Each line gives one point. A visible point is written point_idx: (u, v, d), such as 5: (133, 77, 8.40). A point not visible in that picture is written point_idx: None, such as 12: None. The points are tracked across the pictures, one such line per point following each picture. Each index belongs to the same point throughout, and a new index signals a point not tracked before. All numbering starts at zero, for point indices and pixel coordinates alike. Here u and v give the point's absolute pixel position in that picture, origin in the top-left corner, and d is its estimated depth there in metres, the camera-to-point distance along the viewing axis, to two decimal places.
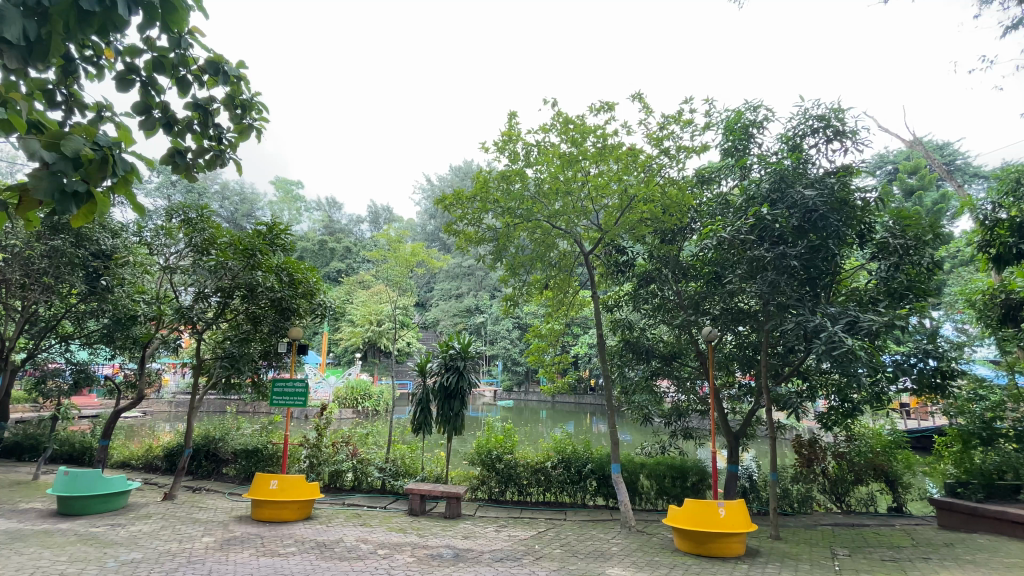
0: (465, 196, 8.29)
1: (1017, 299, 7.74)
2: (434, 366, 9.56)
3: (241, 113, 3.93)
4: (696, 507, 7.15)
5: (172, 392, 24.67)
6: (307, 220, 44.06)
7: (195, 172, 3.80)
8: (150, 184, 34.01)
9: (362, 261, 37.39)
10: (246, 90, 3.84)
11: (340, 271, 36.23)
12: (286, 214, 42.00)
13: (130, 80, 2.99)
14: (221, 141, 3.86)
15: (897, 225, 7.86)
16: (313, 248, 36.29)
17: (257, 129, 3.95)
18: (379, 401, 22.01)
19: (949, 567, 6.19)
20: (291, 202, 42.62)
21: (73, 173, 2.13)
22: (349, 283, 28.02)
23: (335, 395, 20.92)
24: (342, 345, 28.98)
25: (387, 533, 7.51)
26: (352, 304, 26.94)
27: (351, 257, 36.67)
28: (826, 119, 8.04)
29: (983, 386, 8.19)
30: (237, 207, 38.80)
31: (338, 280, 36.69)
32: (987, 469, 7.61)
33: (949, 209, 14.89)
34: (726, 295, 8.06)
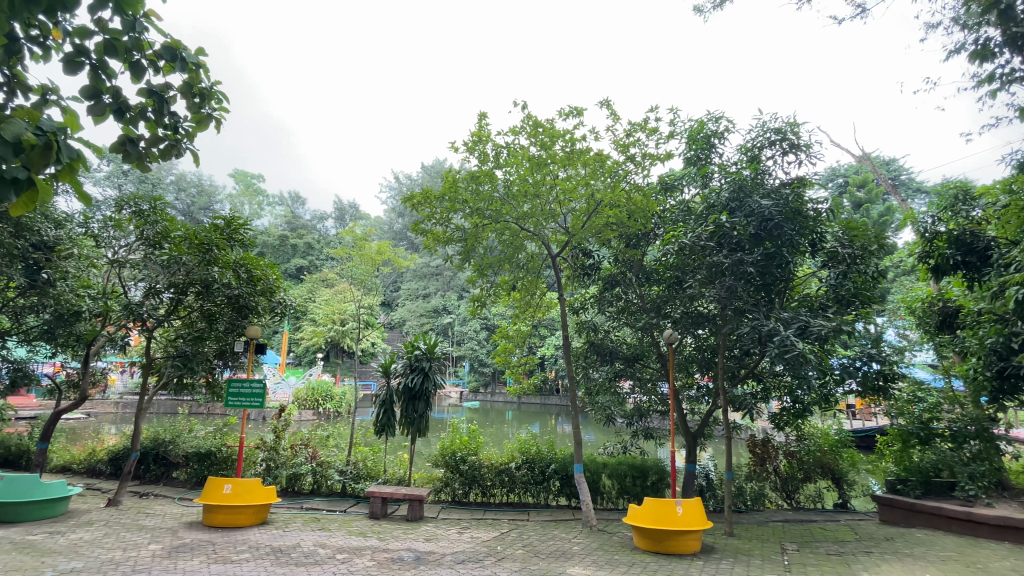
0: (432, 195, 8.27)
1: (953, 307, 8.41)
2: (399, 367, 9.45)
3: (200, 103, 3.87)
4: (656, 506, 7.32)
5: (118, 393, 23.44)
6: (268, 215, 42.72)
7: (148, 162, 3.67)
8: (99, 173, 32.26)
9: (326, 258, 36.56)
10: (205, 78, 3.76)
11: (302, 268, 35.37)
12: (245, 209, 40.63)
13: (79, 62, 2.85)
14: (176, 131, 3.76)
15: (846, 235, 8.27)
16: (273, 244, 35.13)
17: (216, 119, 3.87)
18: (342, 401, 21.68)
19: (889, 559, 6.57)
20: (251, 195, 41.26)
21: (14, 159, 2.00)
22: (313, 280, 27.43)
23: (295, 397, 20.59)
24: (302, 346, 28.26)
25: (347, 537, 7.36)
26: (314, 303, 26.33)
27: (314, 255, 35.76)
28: (783, 132, 8.41)
29: (922, 388, 8.69)
30: (193, 200, 37.31)
31: (300, 277, 35.74)
32: (924, 467, 8.16)
33: (894, 221, 15.82)
34: (687, 299, 8.33)
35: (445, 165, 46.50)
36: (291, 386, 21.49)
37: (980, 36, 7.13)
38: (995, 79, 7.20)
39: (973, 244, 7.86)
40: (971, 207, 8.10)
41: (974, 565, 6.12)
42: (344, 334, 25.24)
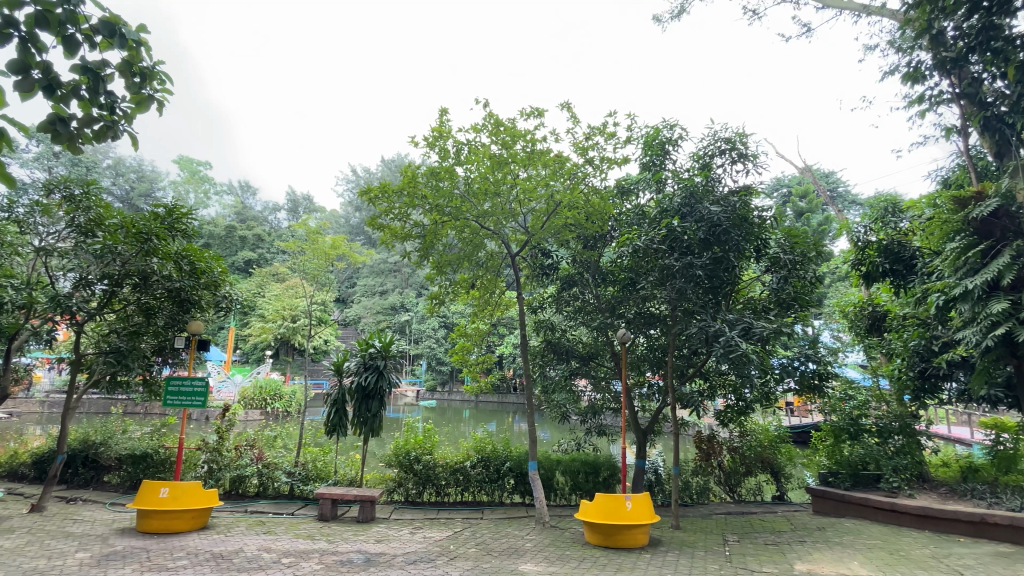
0: (390, 189, 8.14)
1: (881, 311, 9.13)
2: (352, 366, 9.24)
3: (140, 82, 3.74)
4: (606, 501, 7.51)
5: (45, 391, 21.77)
6: (214, 204, 40.68)
7: (80, 143, 3.48)
8: (26, 153, 29.85)
9: (277, 251, 35.25)
10: (145, 58, 3.66)
11: (251, 261, 33.93)
12: (191, 197, 38.73)
13: (8, 34, 2.65)
14: (112, 111, 3.60)
15: (788, 242, 8.68)
16: (220, 234, 33.53)
17: (158, 101, 3.81)
18: (291, 401, 20.94)
19: (821, 548, 7.01)
20: (195, 183, 39.23)
21: None
22: (263, 274, 26.46)
23: (240, 395, 19.75)
24: (250, 343, 27.13)
25: (293, 540, 7.13)
26: (263, 298, 25.35)
27: (264, 247, 34.31)
28: (732, 142, 8.78)
29: (852, 388, 9.37)
30: (133, 186, 35.10)
31: (248, 270, 34.22)
32: (853, 461, 8.76)
33: (832, 230, 16.91)
34: (640, 299, 8.58)
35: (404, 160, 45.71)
36: (237, 385, 20.59)
37: (913, 59, 7.78)
38: (924, 99, 7.86)
39: (900, 254, 8.52)
40: (898, 219, 8.78)
41: (897, 552, 6.61)
42: (294, 331, 24.44)
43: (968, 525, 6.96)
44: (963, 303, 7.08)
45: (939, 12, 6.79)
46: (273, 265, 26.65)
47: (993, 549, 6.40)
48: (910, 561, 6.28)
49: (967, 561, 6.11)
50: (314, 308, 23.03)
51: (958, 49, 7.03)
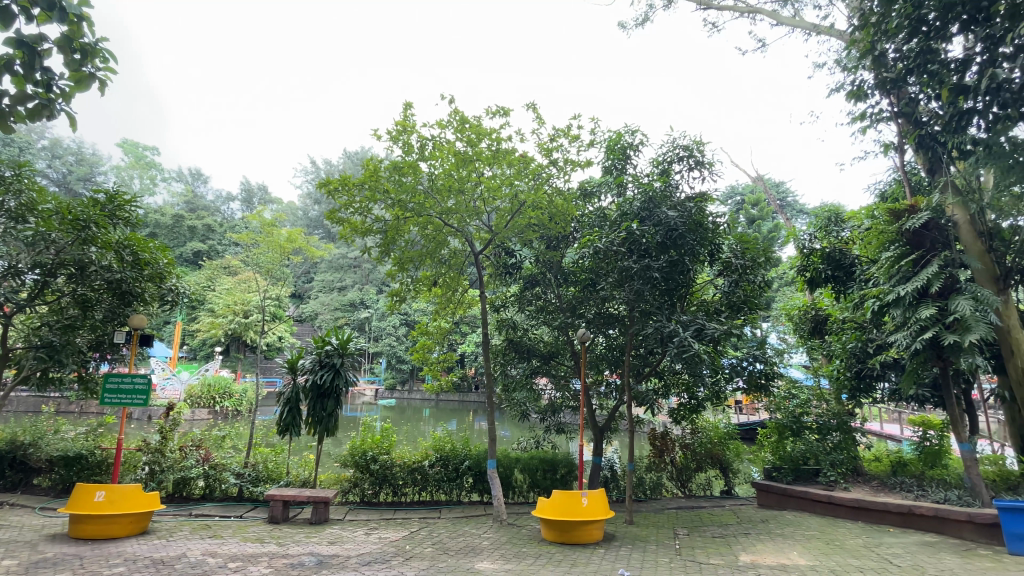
0: (351, 182, 7.96)
1: (823, 315, 9.74)
2: (307, 364, 9.00)
3: (81, 59, 3.59)
4: (562, 498, 7.61)
5: None
6: (162, 192, 38.69)
7: (10, 122, 3.29)
8: None
9: (229, 243, 33.80)
10: (89, 35, 3.50)
11: (200, 252, 32.33)
12: (135, 183, 36.66)
13: None
14: (50, 89, 3.43)
15: (738, 248, 9.03)
16: (167, 223, 31.85)
17: (101, 81, 3.71)
18: (242, 399, 20.12)
19: (764, 540, 7.37)
20: (141, 168, 37.20)
21: None
22: (213, 267, 25.39)
23: (186, 394, 18.84)
24: (198, 338, 25.93)
25: (241, 544, 6.86)
26: (213, 292, 24.30)
27: (214, 239, 32.81)
28: (690, 149, 9.06)
29: (795, 386, 9.78)
30: (71, 169, 32.81)
31: (197, 262, 32.66)
32: (795, 456, 9.25)
33: (782, 237, 17.82)
34: (600, 300, 8.75)
35: (365, 153, 44.73)
36: (183, 381, 19.64)
37: (857, 79, 8.26)
38: (866, 116, 8.39)
39: (841, 261, 9.08)
40: (840, 229, 9.31)
41: (833, 542, 7.03)
42: (246, 327, 23.48)
43: (897, 515, 7.50)
44: (895, 309, 7.58)
45: (881, 35, 7.46)
46: (224, 258, 25.59)
47: (918, 539, 6.91)
48: (844, 550, 6.69)
49: (895, 550, 6.56)
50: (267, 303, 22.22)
51: (898, 70, 7.53)
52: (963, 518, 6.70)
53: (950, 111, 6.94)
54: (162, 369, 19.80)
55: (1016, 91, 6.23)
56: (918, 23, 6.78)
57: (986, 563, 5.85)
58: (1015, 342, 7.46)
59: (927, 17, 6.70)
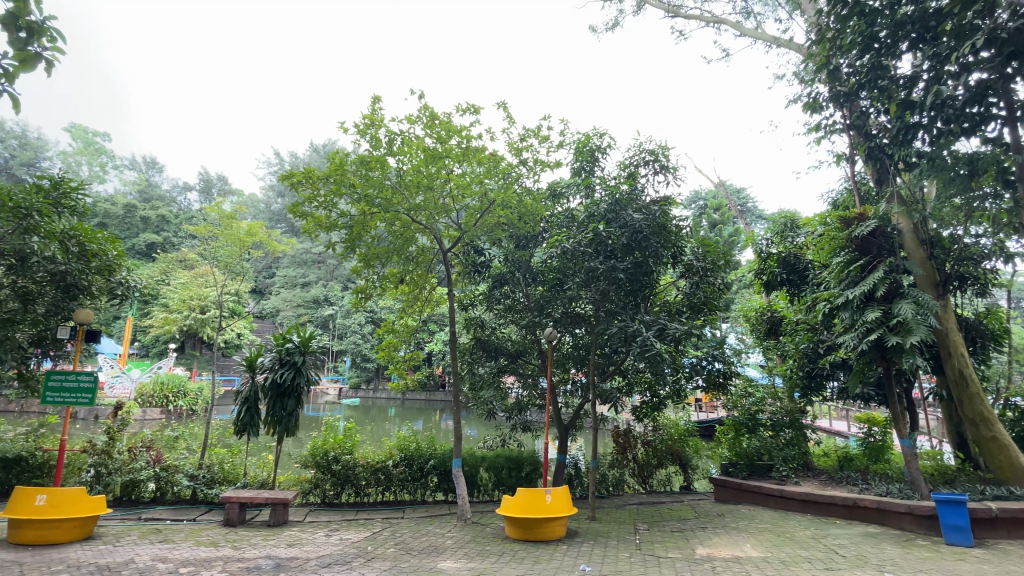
0: (315, 175, 7.78)
1: (778, 316, 10.18)
2: (266, 362, 8.74)
3: (26, 38, 3.39)
4: (527, 496, 7.63)
5: None
6: (113, 180, 36.85)
7: None
8: None
9: (186, 235, 32.45)
10: (37, 12, 3.32)
11: (154, 244, 30.91)
12: (84, 170, 34.78)
13: None
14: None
15: (700, 251, 9.29)
16: (118, 214, 30.35)
17: (47, 61, 3.51)
18: (197, 399, 19.35)
19: (720, 533, 7.63)
20: (92, 154, 35.33)
21: None
22: (167, 260, 24.38)
23: (136, 393, 17.98)
24: (150, 335, 24.82)
25: (194, 549, 6.60)
26: (167, 286, 23.31)
27: (168, 231, 31.38)
28: (656, 154, 9.24)
29: (752, 385, 10.15)
30: (13, 153, 30.87)
31: (151, 255, 31.25)
32: (751, 452, 9.62)
33: (742, 242, 18.49)
34: (567, 300, 8.82)
35: (330, 146, 43.66)
36: (135, 379, 18.76)
37: (813, 91, 8.65)
38: (821, 128, 8.80)
39: (795, 265, 9.48)
40: (795, 234, 9.71)
41: (784, 535, 7.35)
42: (203, 323, 22.61)
43: (843, 508, 7.90)
44: (844, 311, 7.98)
45: (836, 50, 7.85)
46: (180, 251, 24.62)
47: (862, 530, 7.30)
48: (794, 541, 7.00)
49: (841, 541, 6.90)
50: (225, 299, 21.43)
51: (851, 84, 7.90)
52: (904, 509, 7.14)
53: (898, 125, 7.37)
54: (110, 367, 18.85)
55: (958, 107, 6.69)
56: (870, 40, 7.20)
57: (923, 553, 6.23)
58: (952, 344, 8.00)
59: (879, 34, 7.14)
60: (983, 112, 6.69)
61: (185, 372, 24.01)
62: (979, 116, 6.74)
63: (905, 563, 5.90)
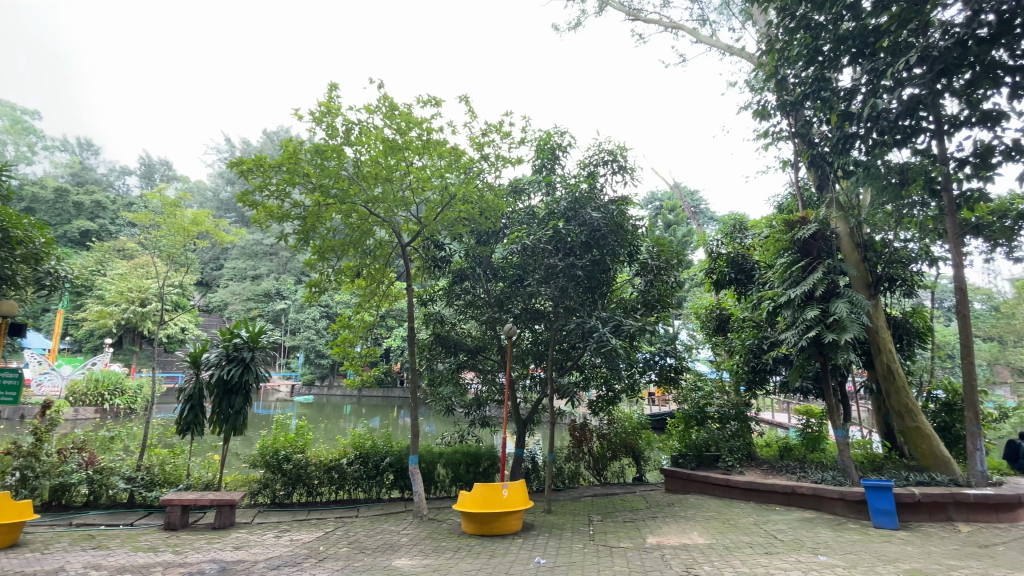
0: (267, 163, 7.46)
1: (726, 314, 10.65)
2: (212, 358, 8.34)
3: None
4: (484, 491, 7.64)
5: None
6: (42, 162, 34.22)
7: None
8: None
9: (124, 223, 30.54)
10: None
11: (89, 232, 28.94)
12: (8, 150, 32.11)
13: None
14: None
15: (655, 250, 9.53)
16: (47, 198, 28.16)
17: None
18: (136, 397, 18.23)
19: (669, 522, 7.92)
20: (19, 133, 32.65)
21: None
22: (104, 249, 22.94)
23: (68, 391, 16.77)
24: (84, 329, 23.25)
25: (131, 555, 6.24)
26: (103, 277, 21.89)
27: (104, 217, 29.37)
28: (615, 154, 9.41)
29: (701, 379, 10.55)
30: None
31: (84, 244, 29.22)
32: (699, 444, 10.03)
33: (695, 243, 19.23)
34: (526, 296, 8.87)
35: (281, 134, 42.01)
36: (65, 376, 17.49)
37: (762, 99, 9.06)
38: (769, 135, 9.23)
39: (743, 265, 9.95)
40: (743, 236, 10.16)
41: (729, 522, 7.71)
42: (143, 317, 21.34)
43: (782, 495, 8.37)
44: (787, 310, 8.43)
45: (783, 61, 8.26)
46: (118, 240, 23.15)
47: (799, 516, 7.76)
48: (738, 528, 7.35)
49: (780, 526, 7.32)
50: (167, 292, 20.28)
51: (797, 94, 8.31)
52: (836, 496, 7.64)
53: (837, 134, 7.78)
54: (37, 364, 17.48)
55: (892, 120, 7.15)
56: (814, 52, 7.57)
57: (853, 535, 6.69)
58: (882, 340, 8.64)
59: (823, 48, 7.50)
60: (914, 125, 7.22)
61: (122, 368, 22.62)
62: (910, 129, 7.27)
63: (837, 546, 6.32)
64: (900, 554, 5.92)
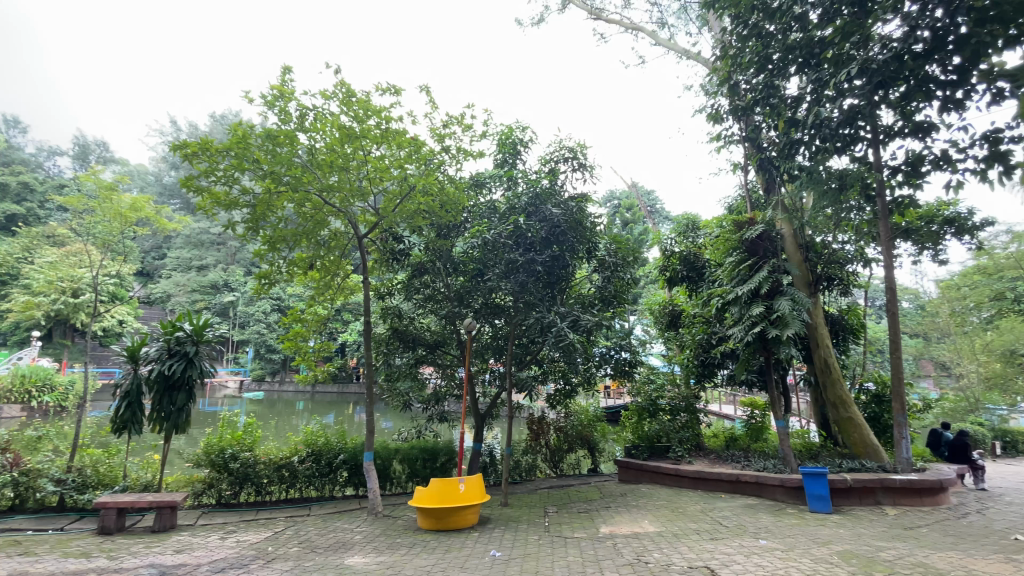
0: (214, 147, 7.09)
1: (678, 310, 11.01)
2: (152, 352, 7.88)
3: None
4: (440, 487, 7.59)
5: None
6: None
7: None
8: None
9: (53, 208, 28.39)
10: None
11: (12, 216, 26.76)
12: None
13: None
14: None
15: (613, 247, 9.72)
16: None
17: None
18: (68, 393, 17.01)
19: (621, 512, 8.14)
20: None
21: None
22: (31, 235, 21.25)
23: None
24: (7, 320, 21.52)
25: (60, 561, 5.83)
26: (31, 264, 20.32)
27: (31, 200, 27.24)
28: (575, 152, 9.50)
29: (654, 372, 10.87)
30: None
31: (7, 228, 26.99)
32: (651, 435, 10.36)
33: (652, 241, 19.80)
34: (486, 290, 8.84)
35: (229, 117, 40.11)
36: None
37: (716, 103, 9.40)
38: (721, 138, 9.57)
39: (694, 263, 10.32)
40: (695, 235, 10.53)
41: (678, 510, 8.01)
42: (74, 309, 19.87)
43: (728, 484, 8.76)
44: (734, 306, 8.82)
45: (736, 67, 8.58)
46: (46, 225, 21.45)
47: (743, 502, 8.15)
48: (686, 516, 7.65)
49: (725, 513, 7.67)
50: (104, 283, 19.01)
51: (748, 99, 8.65)
52: (777, 483, 8.08)
53: (784, 140, 8.09)
54: None
55: (833, 128, 7.43)
56: (765, 60, 7.88)
57: (792, 520, 7.10)
58: (819, 336, 9.19)
59: (772, 56, 7.83)
60: (853, 134, 7.62)
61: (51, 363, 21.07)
62: (850, 137, 7.67)
63: (777, 530, 6.69)
64: (833, 536, 6.33)
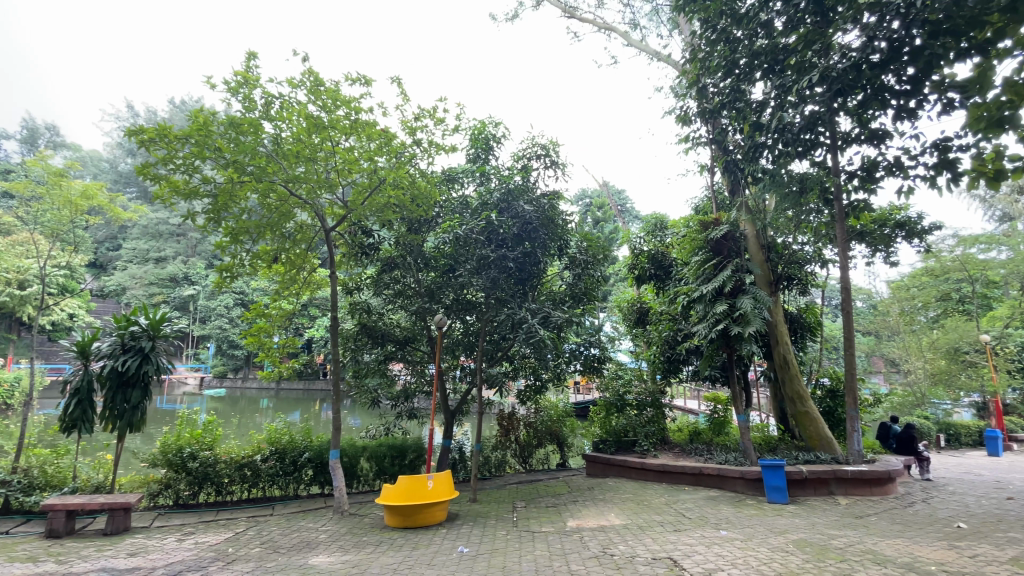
0: (172, 134, 6.79)
1: (645, 307, 11.21)
2: (105, 347, 7.51)
3: None
4: (408, 484, 7.53)
5: None
6: None
7: None
8: None
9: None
10: None
11: None
12: None
13: None
14: None
15: (583, 244, 9.81)
16: None
17: None
18: (12, 390, 16.09)
19: (588, 505, 8.26)
20: None
21: None
22: None
23: None
24: None
25: (3, 566, 5.52)
26: None
27: None
28: (547, 149, 9.53)
29: (622, 368, 11.05)
30: None
31: None
32: (618, 429, 10.54)
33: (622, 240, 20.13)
34: (457, 286, 8.80)
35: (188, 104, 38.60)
36: None
37: (684, 105, 9.60)
38: (689, 139, 9.77)
39: (662, 262, 10.54)
40: (663, 234, 10.76)
41: (643, 502, 8.19)
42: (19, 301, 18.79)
43: (691, 477, 9.01)
44: (699, 304, 9.05)
45: (704, 71, 8.78)
46: None
47: (706, 494, 8.40)
48: (651, 508, 7.83)
49: (688, 505, 7.89)
50: (54, 275, 18.07)
51: (715, 102, 8.86)
52: (737, 475, 8.37)
53: (749, 142, 8.32)
54: None
55: (794, 133, 7.60)
56: (732, 65, 8.07)
57: (751, 510, 7.36)
58: (779, 333, 9.53)
59: (739, 61, 8.02)
60: (813, 139, 7.90)
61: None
62: (810, 142, 7.93)
63: (737, 520, 6.92)
64: (789, 525, 6.59)
